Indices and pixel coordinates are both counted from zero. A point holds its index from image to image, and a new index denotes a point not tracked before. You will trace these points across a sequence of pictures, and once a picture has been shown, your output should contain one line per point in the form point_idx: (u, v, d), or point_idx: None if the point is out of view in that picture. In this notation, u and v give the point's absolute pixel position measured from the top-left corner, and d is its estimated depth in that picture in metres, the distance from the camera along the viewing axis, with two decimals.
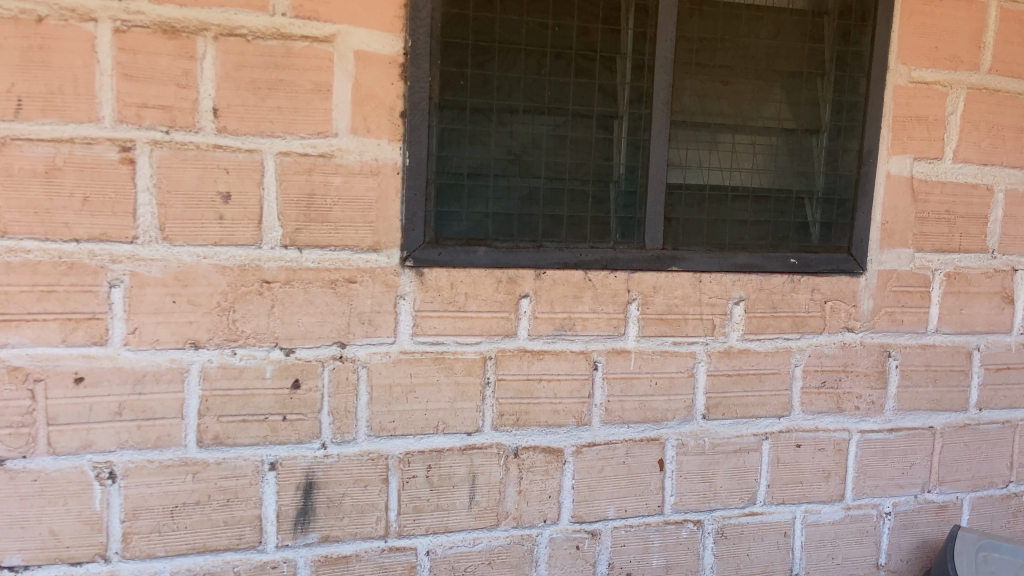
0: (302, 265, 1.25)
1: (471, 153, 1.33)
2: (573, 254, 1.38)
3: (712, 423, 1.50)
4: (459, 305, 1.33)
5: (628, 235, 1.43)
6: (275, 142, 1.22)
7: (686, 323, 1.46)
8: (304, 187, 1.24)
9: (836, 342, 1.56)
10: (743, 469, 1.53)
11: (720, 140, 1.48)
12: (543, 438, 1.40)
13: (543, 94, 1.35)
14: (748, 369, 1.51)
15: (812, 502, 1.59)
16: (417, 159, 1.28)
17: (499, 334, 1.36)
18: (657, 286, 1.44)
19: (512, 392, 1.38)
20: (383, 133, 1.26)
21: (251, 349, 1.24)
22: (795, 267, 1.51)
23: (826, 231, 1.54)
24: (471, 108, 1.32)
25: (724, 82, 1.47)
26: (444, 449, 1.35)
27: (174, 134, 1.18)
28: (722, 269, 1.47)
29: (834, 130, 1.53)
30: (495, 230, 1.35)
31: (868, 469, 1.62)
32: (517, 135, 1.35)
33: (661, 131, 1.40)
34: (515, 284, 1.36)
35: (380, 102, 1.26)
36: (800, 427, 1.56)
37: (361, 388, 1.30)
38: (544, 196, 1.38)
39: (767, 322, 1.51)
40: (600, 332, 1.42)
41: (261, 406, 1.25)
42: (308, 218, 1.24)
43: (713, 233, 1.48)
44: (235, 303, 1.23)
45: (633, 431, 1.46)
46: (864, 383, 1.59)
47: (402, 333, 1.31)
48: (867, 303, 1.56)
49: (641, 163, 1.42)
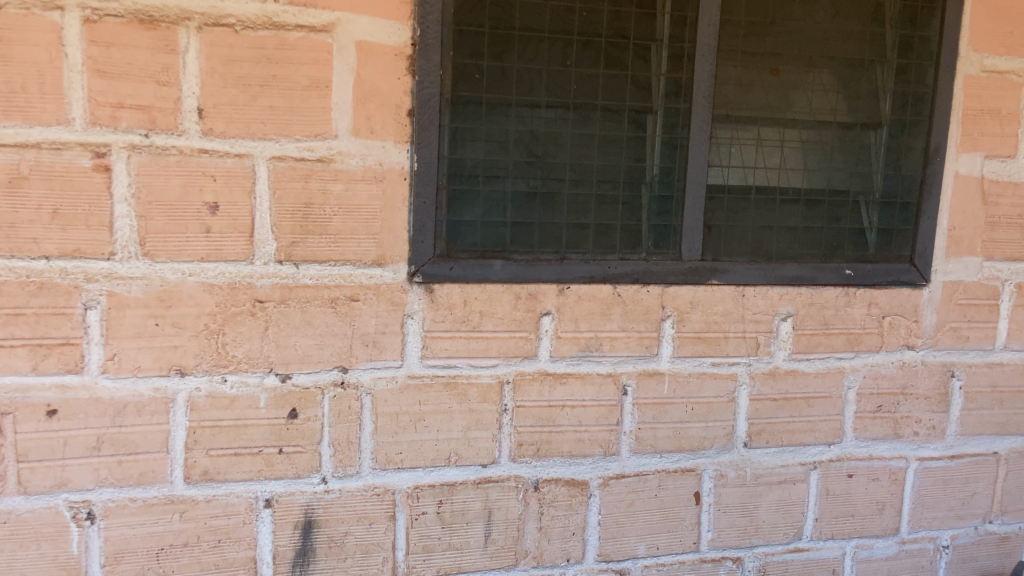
0: (299, 282, 1.12)
1: (487, 155, 1.18)
2: (602, 266, 1.24)
3: (754, 451, 1.36)
4: (473, 325, 1.20)
5: (662, 244, 1.28)
6: (267, 146, 1.08)
7: (726, 342, 1.32)
8: (300, 195, 1.10)
9: (894, 361, 1.40)
10: (788, 502, 1.39)
11: (768, 137, 1.32)
12: (566, 470, 1.27)
13: (569, 88, 1.20)
14: (795, 392, 1.36)
15: (863, 536, 1.44)
16: (426, 163, 1.14)
17: (518, 356, 1.22)
18: (695, 301, 1.29)
19: (532, 420, 1.25)
20: (388, 134, 1.12)
21: (243, 376, 1.12)
22: (851, 279, 1.36)
23: (885, 238, 1.38)
24: (487, 104, 1.17)
25: (774, 71, 1.30)
26: (457, 483, 1.23)
27: (154, 138, 1.05)
28: (768, 282, 1.31)
29: (897, 125, 1.36)
30: (513, 240, 1.21)
31: (926, 499, 1.47)
32: (539, 133, 1.20)
33: (702, 128, 1.24)
34: (536, 301, 1.22)
35: (385, 99, 1.11)
36: (852, 455, 1.41)
37: (365, 417, 1.18)
38: (569, 202, 1.23)
39: (817, 340, 1.36)
40: (631, 353, 1.27)
41: (255, 438, 1.14)
42: (305, 230, 1.11)
43: (758, 242, 1.33)
44: (225, 325, 1.10)
45: (666, 462, 1.32)
46: (924, 407, 1.44)
47: (410, 356, 1.18)
48: (929, 319, 1.40)
49: (679, 164, 1.26)
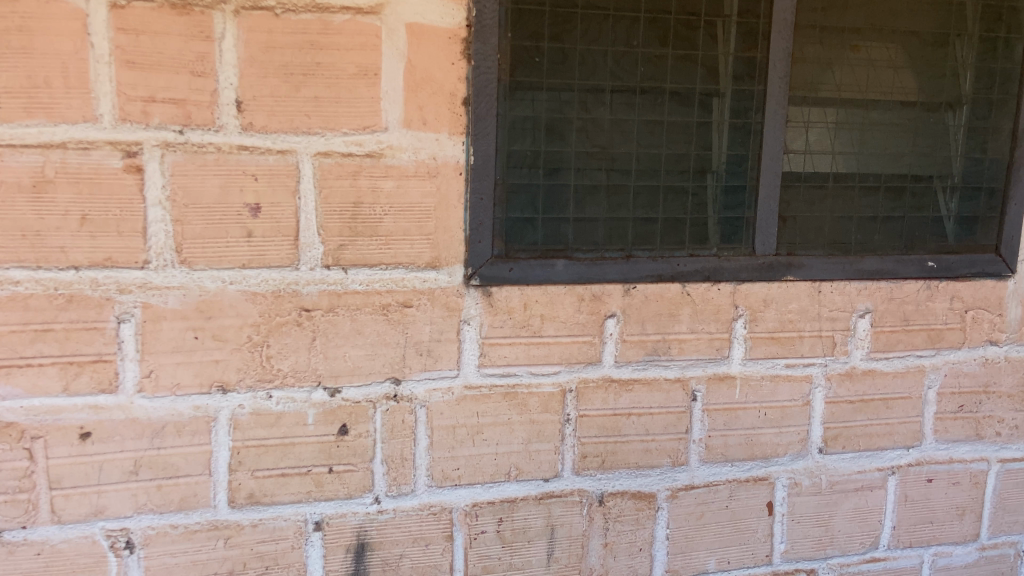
0: (348, 288, 1.03)
1: (548, 146, 1.09)
2: (670, 264, 1.14)
3: (830, 457, 1.27)
4: (534, 330, 1.11)
5: (734, 238, 1.18)
6: (312, 140, 0.99)
7: (801, 342, 1.22)
8: (348, 194, 1.01)
9: (977, 358, 1.31)
10: (864, 510, 1.30)
11: (845, 120, 1.22)
12: (632, 482, 1.19)
13: (635, 71, 1.10)
14: (873, 394, 1.27)
15: (942, 544, 1.35)
16: (484, 156, 1.04)
17: (581, 362, 1.13)
18: (769, 298, 1.20)
19: (597, 430, 1.16)
20: (442, 125, 1.03)
21: (290, 391, 1.04)
22: (934, 271, 1.26)
23: (968, 228, 1.28)
24: (547, 90, 1.07)
25: (853, 48, 1.20)
26: (518, 499, 1.14)
27: (189, 134, 0.95)
28: (846, 277, 1.22)
29: (984, 104, 1.25)
30: (576, 237, 1.12)
31: (1007, 503, 1.36)
32: (603, 121, 1.10)
33: (777, 112, 1.14)
34: (600, 303, 1.12)
35: (439, 87, 1.02)
36: (932, 458, 1.32)
37: (420, 431, 1.09)
38: (636, 195, 1.13)
39: (897, 337, 1.26)
40: (700, 356, 1.18)
41: (303, 457, 1.05)
42: (355, 232, 1.02)
43: (834, 234, 1.23)
44: (270, 337, 1.02)
45: (737, 471, 1.23)
46: (1008, 405, 1.34)
47: (467, 364, 1.09)
48: (1014, 311, 1.31)
49: (752, 151, 1.16)
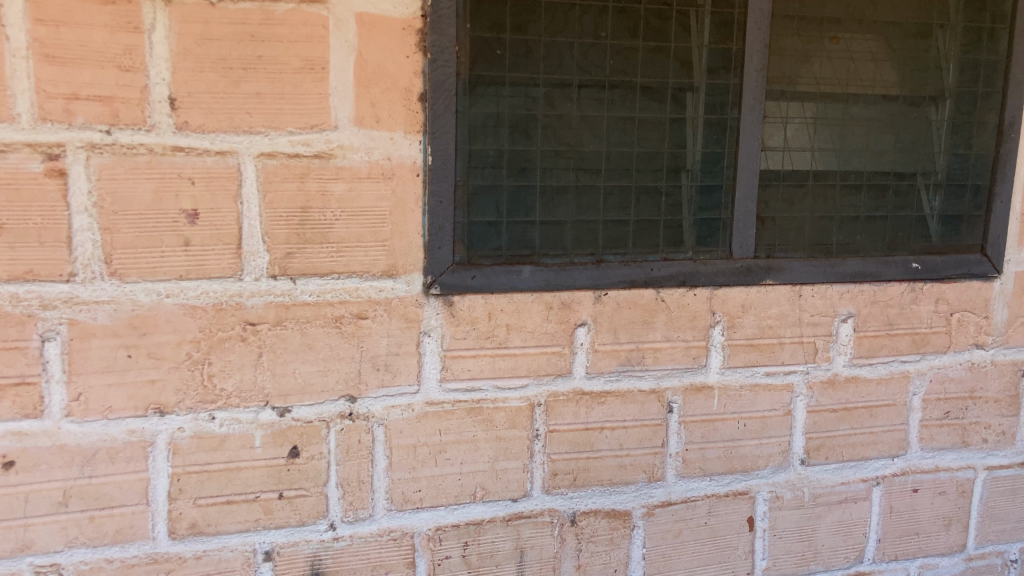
0: (297, 300, 0.96)
1: (512, 144, 1.01)
2: (643, 269, 1.07)
3: (812, 469, 1.22)
4: (499, 341, 1.04)
5: (711, 241, 1.11)
6: (254, 140, 0.91)
7: (781, 349, 1.17)
8: (295, 198, 0.94)
9: (963, 362, 1.26)
10: (848, 523, 1.25)
11: (825, 115, 1.16)
12: (606, 500, 1.12)
13: (604, 64, 1.03)
14: (856, 402, 1.22)
15: (928, 556, 1.30)
16: (442, 156, 0.97)
17: (550, 375, 1.07)
18: (748, 304, 1.14)
19: (568, 446, 1.09)
20: (397, 123, 0.95)
21: (235, 411, 0.96)
22: (918, 273, 1.21)
23: (954, 226, 1.23)
24: (510, 85, 1.00)
25: (833, 40, 1.14)
26: (484, 521, 1.07)
27: (117, 134, 0.87)
28: (827, 280, 1.16)
29: (969, 98, 1.20)
30: (543, 242, 1.04)
31: (995, 512, 1.31)
32: (571, 118, 1.03)
33: (754, 107, 1.08)
34: (570, 311, 1.06)
35: (392, 82, 0.95)
36: (917, 468, 1.27)
37: (378, 452, 1.02)
38: (606, 196, 1.06)
39: (880, 343, 1.21)
40: (676, 365, 1.12)
41: (251, 482, 0.98)
42: (303, 239, 0.95)
43: (816, 235, 1.17)
44: (212, 353, 0.94)
45: (716, 485, 1.17)
46: (994, 411, 1.29)
47: (428, 379, 1.02)
48: (1001, 313, 1.26)
49: (729, 149, 1.10)
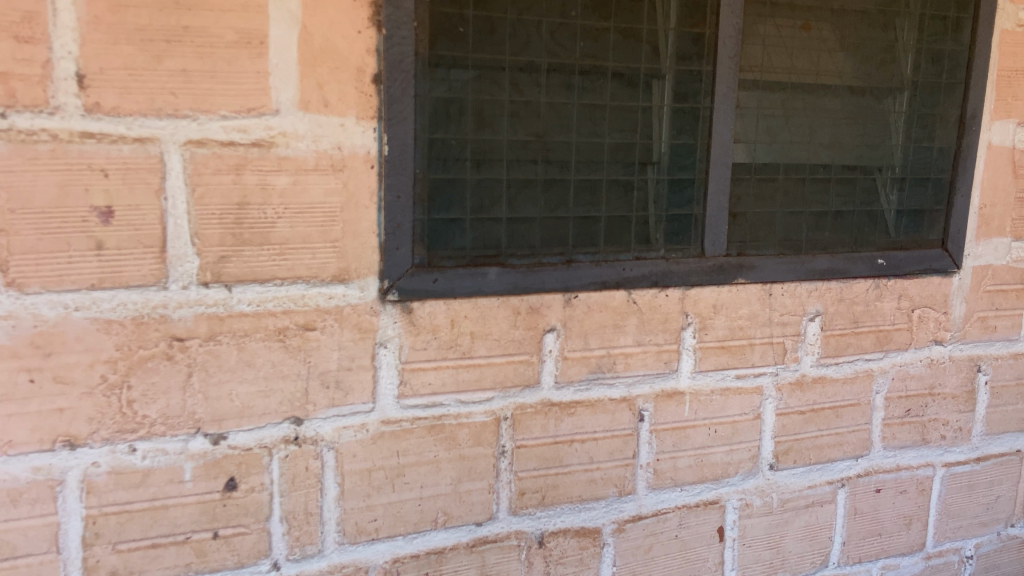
0: (233, 311, 0.83)
1: (476, 134, 0.90)
2: (615, 269, 0.99)
3: (781, 474, 1.17)
4: (463, 351, 0.94)
5: (683, 239, 1.04)
6: (181, 126, 0.78)
7: (752, 351, 1.11)
8: (230, 193, 0.81)
9: (923, 359, 1.24)
10: (815, 527, 1.21)
11: (796, 106, 1.10)
12: (576, 518, 1.04)
13: (574, 46, 0.93)
14: (823, 403, 1.18)
15: (890, 556, 1.28)
16: (401, 145, 0.86)
17: (517, 386, 0.98)
18: (719, 304, 1.07)
19: (535, 462, 1.01)
20: (348, 107, 0.84)
21: (160, 441, 0.83)
22: (883, 269, 1.17)
23: (916, 221, 1.20)
24: (474, 68, 0.89)
25: (804, 27, 1.08)
26: (446, 548, 0.98)
27: (13, 118, 0.73)
28: (798, 278, 1.11)
29: (933, 90, 1.17)
30: (509, 241, 0.94)
31: (951, 508, 1.32)
32: (539, 105, 0.93)
33: (728, 96, 1.01)
34: (538, 316, 0.97)
35: (342, 60, 0.83)
36: (880, 467, 1.25)
37: (328, 479, 0.91)
38: (576, 191, 0.97)
39: (846, 341, 1.18)
40: (648, 371, 1.05)
41: (181, 521, 0.85)
42: (240, 240, 0.82)
43: (786, 231, 1.11)
44: (132, 375, 0.80)
45: (687, 496, 1.11)
46: (952, 407, 1.29)
47: (384, 396, 0.92)
48: (959, 309, 1.25)
49: (701, 140, 1.02)
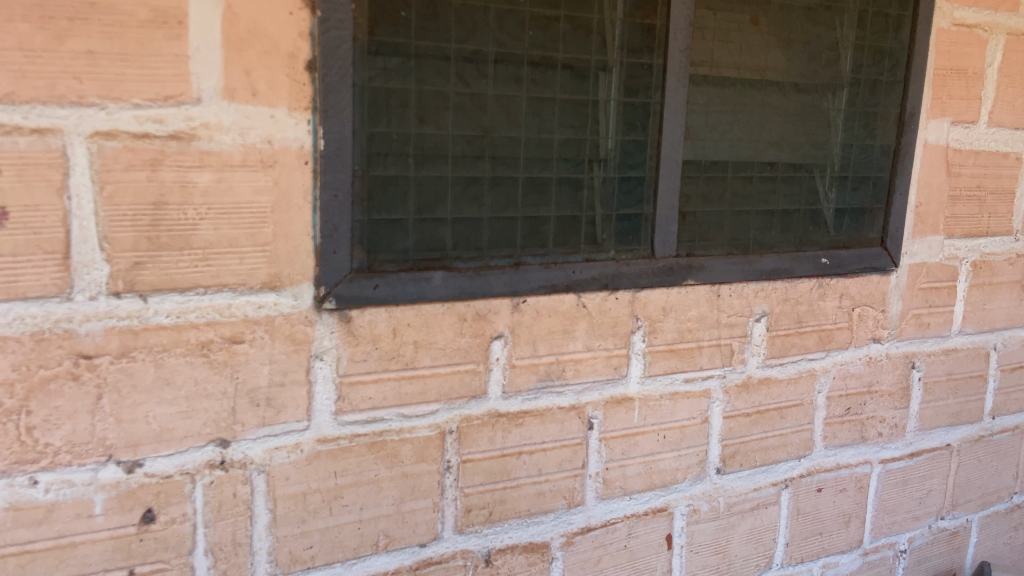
0: (150, 323, 0.74)
1: (419, 128, 0.83)
2: (565, 272, 0.94)
3: (727, 477, 1.15)
4: (405, 361, 0.88)
5: (633, 239, 1.00)
6: (86, 115, 0.69)
7: (700, 353, 1.08)
8: (145, 191, 0.72)
9: (862, 357, 1.24)
10: (760, 530, 1.20)
11: (745, 103, 1.06)
12: (524, 534, 0.99)
13: (523, 35, 0.88)
14: (769, 404, 1.17)
15: (830, 554, 1.29)
16: (338, 140, 0.79)
17: (463, 397, 0.92)
18: (669, 306, 1.04)
19: (482, 477, 0.95)
20: (279, 97, 0.76)
21: (65, 472, 0.73)
22: (826, 268, 1.17)
23: (858, 220, 1.20)
24: (416, 56, 0.82)
25: (754, 22, 1.04)
26: (388, 573, 0.91)
27: None
28: (746, 278, 1.09)
29: (874, 88, 1.17)
30: (455, 243, 0.88)
31: (887, 504, 1.33)
32: (486, 98, 0.87)
33: (678, 91, 0.97)
34: (485, 322, 0.91)
35: (272, 44, 0.75)
36: (822, 466, 1.24)
37: (258, 506, 0.83)
38: (525, 190, 0.91)
39: (791, 341, 1.16)
40: (598, 378, 1.00)
41: (91, 560, 0.75)
42: (157, 244, 0.73)
43: (734, 231, 1.08)
44: (32, 399, 0.71)
45: (636, 504, 1.08)
46: (888, 404, 1.30)
47: (320, 413, 0.84)
48: (896, 306, 1.26)
49: (652, 137, 0.98)
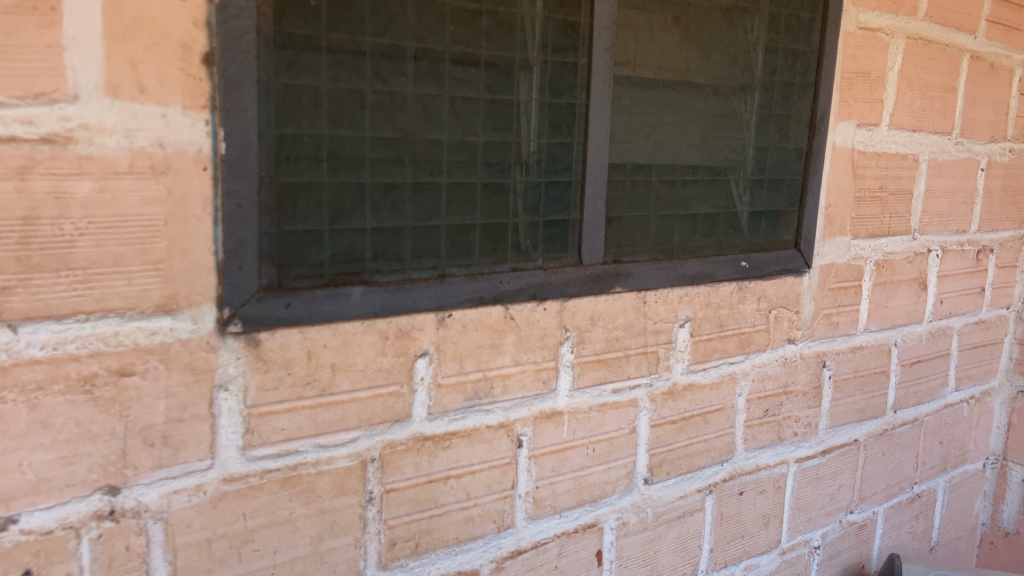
0: (20, 357, 0.63)
1: (333, 130, 0.75)
2: (492, 283, 0.88)
3: (655, 487, 1.12)
4: (322, 387, 0.79)
5: (560, 247, 0.95)
6: None
7: (627, 362, 1.05)
8: (11, 203, 0.61)
9: (778, 359, 1.25)
10: (686, 538, 1.18)
11: (667, 104, 1.03)
12: (451, 563, 0.93)
13: (443, 31, 0.81)
14: (693, 410, 1.15)
15: (751, 556, 1.29)
16: (241, 143, 0.70)
17: (385, 422, 0.85)
18: (597, 315, 1.00)
19: (407, 507, 0.88)
20: (172, 94, 0.67)
21: None
22: (746, 271, 1.16)
23: (774, 222, 1.20)
24: (328, 51, 0.74)
25: (674, 22, 1.02)
26: None
27: None
28: (670, 284, 1.07)
29: (788, 91, 1.17)
30: (375, 255, 0.80)
31: (803, 502, 1.35)
32: (405, 98, 0.79)
33: (603, 92, 0.93)
34: (408, 340, 0.84)
35: (162, 34, 0.66)
36: (743, 470, 1.24)
37: (156, 559, 0.72)
38: (449, 196, 0.84)
39: (713, 346, 1.15)
40: (526, 393, 0.95)
41: None
42: (28, 266, 0.62)
43: (659, 236, 1.05)
44: None
45: (566, 522, 1.03)
46: (803, 403, 1.31)
47: (225, 449, 0.75)
48: (809, 307, 1.27)
49: (577, 139, 0.93)
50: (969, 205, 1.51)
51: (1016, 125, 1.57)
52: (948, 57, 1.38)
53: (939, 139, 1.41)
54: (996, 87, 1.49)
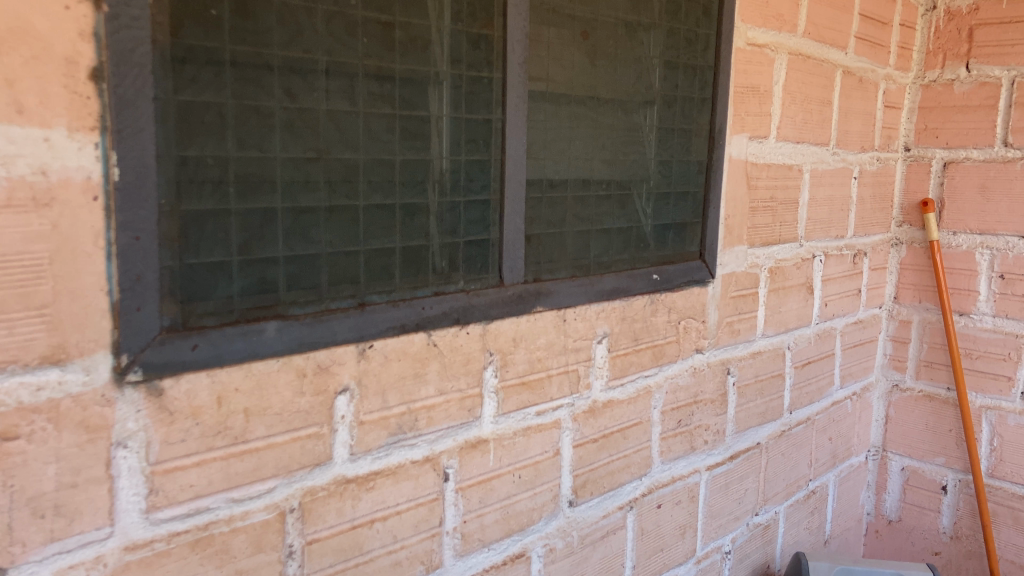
0: None
1: (240, 151, 0.68)
2: (414, 309, 0.84)
3: (579, 509, 1.10)
4: (235, 435, 0.71)
5: (481, 267, 0.91)
6: None
7: (550, 383, 1.02)
8: None
9: (688, 369, 1.26)
10: (610, 557, 1.16)
11: (578, 119, 1.02)
12: None
13: (356, 43, 0.75)
14: (612, 427, 1.13)
15: (670, 568, 1.29)
16: (137, 168, 0.62)
17: (304, 468, 0.78)
18: (518, 337, 0.96)
19: (331, 558, 0.81)
20: (56, 114, 0.58)
21: None
22: (657, 284, 1.17)
23: (680, 234, 1.21)
24: (232, 64, 0.67)
25: (583, 37, 1.00)
26: None
27: None
28: (588, 300, 1.05)
29: (689, 104, 1.18)
30: (290, 286, 0.74)
31: (714, 509, 1.37)
32: (318, 115, 0.73)
33: (519, 107, 0.90)
34: (328, 376, 0.78)
35: (43, 46, 0.57)
36: (660, 482, 1.24)
37: None
38: (367, 219, 0.78)
39: (629, 360, 1.14)
40: (451, 423, 0.90)
41: None
42: None
43: (576, 252, 1.04)
44: None
45: (495, 554, 0.99)
46: (711, 411, 1.33)
47: (127, 514, 0.66)
48: (713, 316, 1.29)
49: (494, 156, 0.90)
50: (846, 211, 1.59)
51: (881, 135, 1.67)
52: (824, 72, 1.44)
53: (819, 150, 1.48)
54: (864, 100, 1.58)
